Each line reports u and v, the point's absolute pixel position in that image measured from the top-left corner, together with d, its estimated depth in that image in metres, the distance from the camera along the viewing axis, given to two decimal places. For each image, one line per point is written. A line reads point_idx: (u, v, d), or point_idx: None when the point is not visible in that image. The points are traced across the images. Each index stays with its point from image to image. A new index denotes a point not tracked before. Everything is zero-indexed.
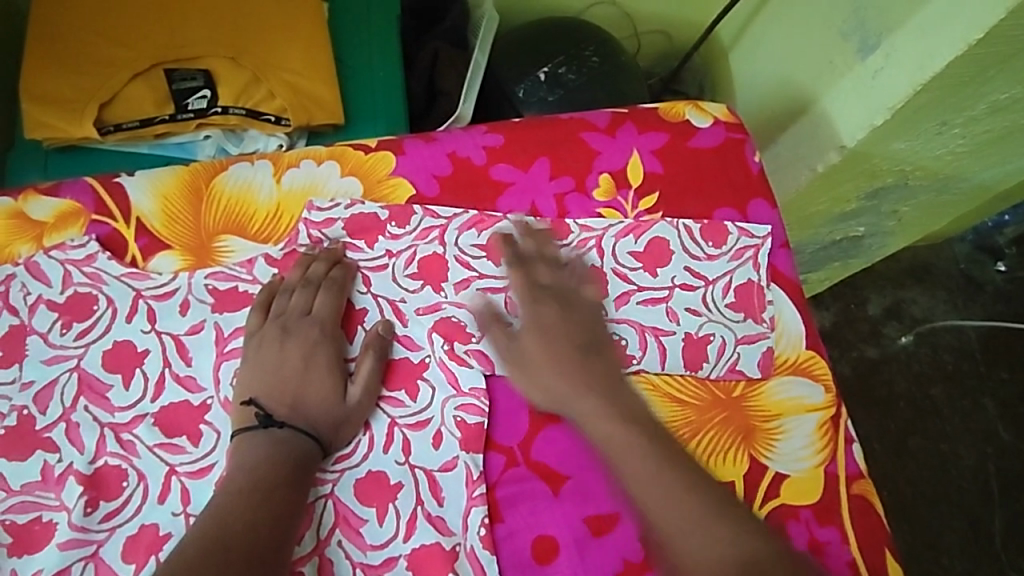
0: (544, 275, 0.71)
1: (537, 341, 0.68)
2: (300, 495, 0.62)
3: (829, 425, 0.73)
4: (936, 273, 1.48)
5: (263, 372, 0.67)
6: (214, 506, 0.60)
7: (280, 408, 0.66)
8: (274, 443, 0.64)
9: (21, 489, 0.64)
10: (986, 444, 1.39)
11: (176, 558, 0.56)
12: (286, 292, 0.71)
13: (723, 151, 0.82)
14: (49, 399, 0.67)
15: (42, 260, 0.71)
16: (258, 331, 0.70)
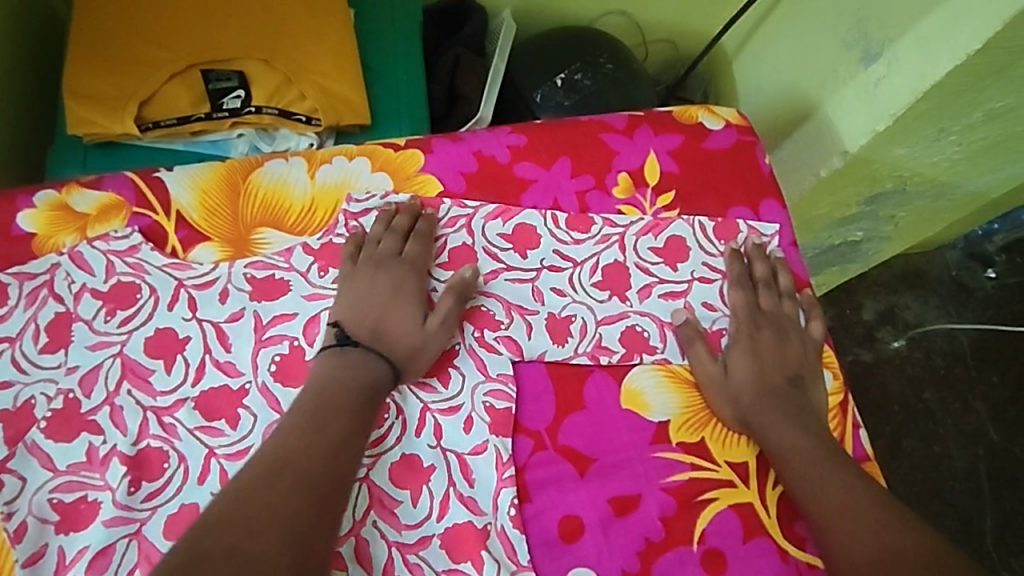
0: (765, 303, 0.79)
1: (750, 364, 0.75)
2: (363, 422, 0.65)
3: (837, 410, 0.77)
4: (928, 279, 1.53)
5: (353, 304, 0.72)
6: (281, 427, 0.63)
7: (362, 332, 0.70)
8: (347, 365, 0.68)
9: (67, 469, 0.65)
10: (977, 446, 1.43)
11: (236, 483, 0.58)
12: (378, 239, 0.76)
13: (735, 152, 0.86)
14: (93, 383, 0.68)
15: (87, 250, 0.73)
16: (348, 271, 0.74)
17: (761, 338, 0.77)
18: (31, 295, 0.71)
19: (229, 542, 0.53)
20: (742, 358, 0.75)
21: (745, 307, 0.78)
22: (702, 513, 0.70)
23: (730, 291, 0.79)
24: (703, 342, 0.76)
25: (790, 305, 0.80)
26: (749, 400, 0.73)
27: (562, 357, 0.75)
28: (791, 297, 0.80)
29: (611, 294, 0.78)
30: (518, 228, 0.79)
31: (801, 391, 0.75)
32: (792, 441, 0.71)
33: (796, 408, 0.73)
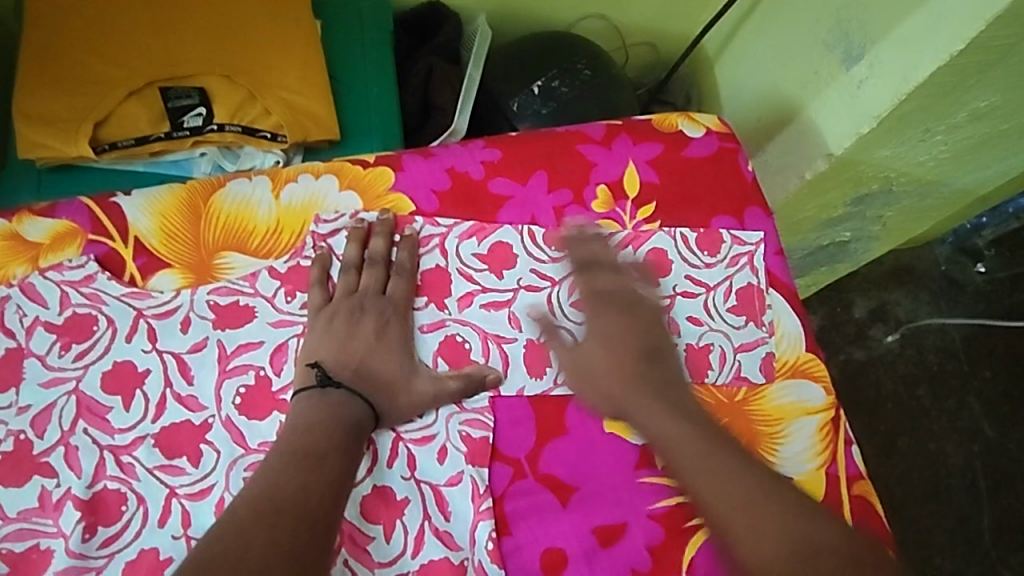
0: (603, 280, 0.73)
1: (563, 352, 0.71)
2: (349, 462, 0.63)
3: (829, 427, 0.74)
4: (918, 275, 1.51)
5: (332, 340, 0.69)
6: (265, 471, 0.61)
7: (345, 373, 0.68)
8: (333, 404, 0.65)
9: (18, 516, 0.62)
10: (972, 443, 1.41)
11: (228, 523, 0.56)
12: (356, 270, 0.73)
13: (717, 160, 0.83)
14: (46, 423, 0.65)
15: (39, 281, 0.70)
16: (326, 305, 0.71)
17: (596, 322, 0.71)
18: None
19: None
20: (596, 344, 0.71)
21: (600, 288, 0.73)
22: (690, 540, 0.67)
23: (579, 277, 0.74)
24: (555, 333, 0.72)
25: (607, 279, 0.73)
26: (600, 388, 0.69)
27: (541, 390, 0.72)
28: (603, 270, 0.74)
29: None
30: (493, 245, 0.77)
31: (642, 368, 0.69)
32: (655, 419, 0.66)
33: (658, 386, 0.68)
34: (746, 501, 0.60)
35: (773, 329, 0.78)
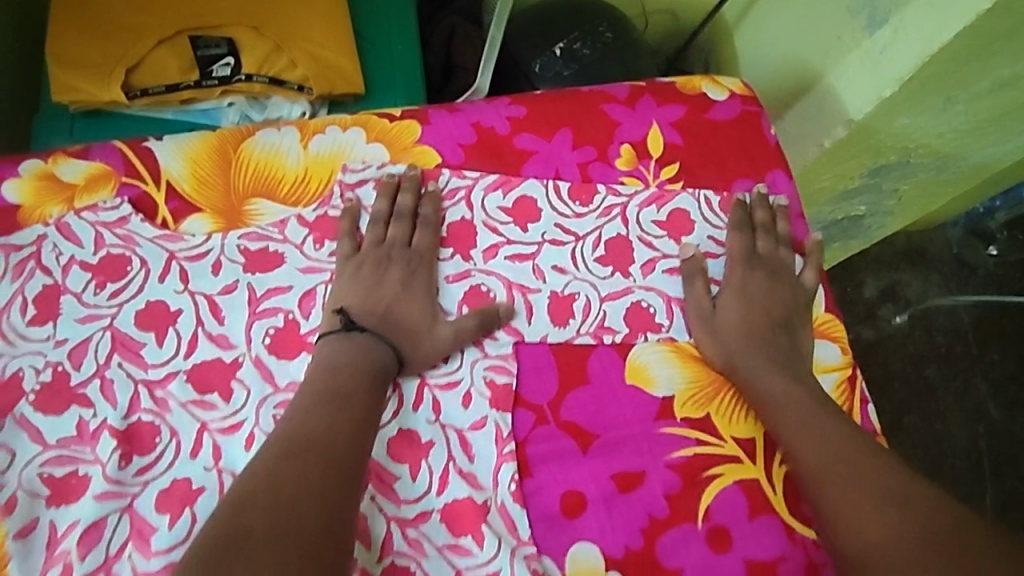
0: (761, 246, 0.78)
1: (737, 304, 0.75)
2: (373, 406, 0.64)
3: (846, 385, 0.75)
4: (930, 257, 1.50)
5: (359, 288, 0.71)
6: (293, 411, 0.63)
7: (370, 319, 0.70)
8: (362, 348, 0.67)
9: (58, 443, 0.64)
10: (978, 423, 1.42)
11: (258, 465, 0.58)
12: (383, 223, 0.75)
13: (741, 123, 0.84)
14: (83, 356, 0.67)
15: (74, 220, 0.71)
16: (354, 254, 0.73)
17: (749, 281, 0.76)
18: (17, 266, 0.69)
19: (262, 521, 0.53)
20: (732, 298, 0.75)
21: (741, 250, 0.78)
22: (706, 488, 0.69)
23: (730, 235, 0.78)
24: (703, 281, 0.76)
25: (785, 253, 0.79)
26: (728, 339, 0.74)
27: (563, 339, 0.73)
28: (787, 245, 0.79)
29: (613, 271, 0.76)
30: (518, 199, 0.78)
31: (785, 333, 0.75)
32: (775, 377, 0.71)
33: (785, 351, 0.73)
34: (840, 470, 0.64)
35: None
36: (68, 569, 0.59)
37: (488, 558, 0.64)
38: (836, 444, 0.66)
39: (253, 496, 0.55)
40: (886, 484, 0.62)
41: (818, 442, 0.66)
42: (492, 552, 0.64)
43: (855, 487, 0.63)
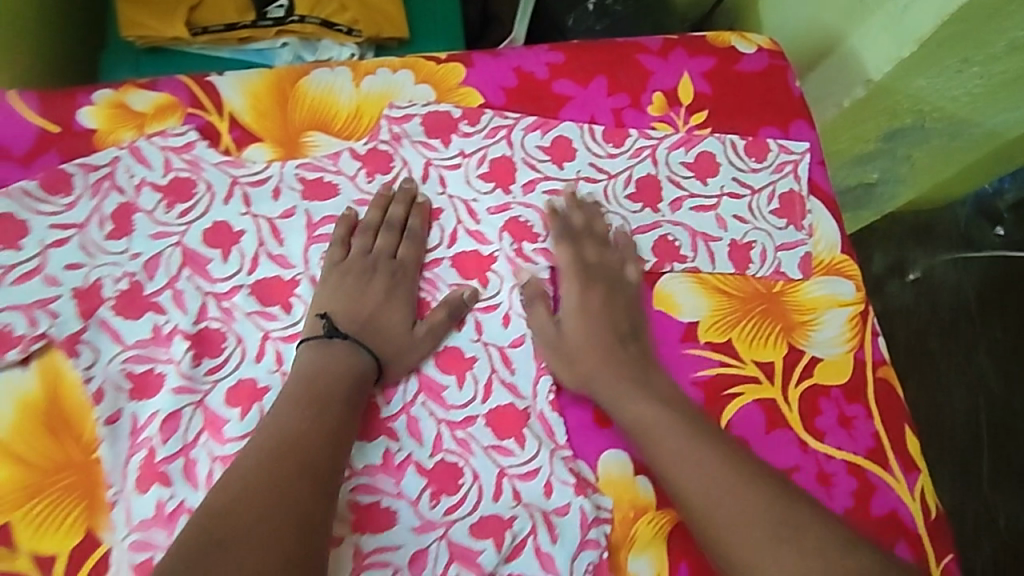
0: (589, 253, 0.77)
1: (581, 323, 0.75)
2: (348, 414, 0.67)
3: (858, 318, 0.81)
4: (937, 234, 1.55)
5: (343, 298, 0.73)
6: (274, 417, 0.65)
7: (352, 327, 0.72)
8: (347, 354, 0.70)
9: (135, 344, 0.70)
10: (979, 394, 1.48)
11: (237, 469, 0.61)
12: (372, 232, 0.76)
13: (767, 75, 0.88)
14: (156, 268, 0.73)
15: (145, 145, 0.76)
16: (341, 262, 0.75)
17: (590, 296, 0.76)
18: (94, 186, 0.75)
19: (246, 522, 0.57)
20: (575, 319, 0.75)
21: (570, 263, 0.77)
22: (727, 405, 0.76)
23: (557, 245, 0.78)
24: (545, 306, 0.75)
25: (613, 254, 0.78)
26: (574, 351, 0.74)
27: None
28: (612, 246, 0.78)
29: (643, 206, 0.81)
30: (555, 139, 0.83)
31: (633, 345, 0.75)
32: (639, 401, 0.71)
33: (634, 366, 0.73)
34: (736, 504, 0.65)
35: (812, 231, 0.84)
36: (152, 453, 0.66)
37: (529, 458, 0.70)
38: (735, 481, 0.66)
39: (230, 504, 0.58)
40: (779, 520, 0.64)
41: (706, 475, 0.66)
42: (532, 452, 0.70)
43: (747, 520, 0.64)
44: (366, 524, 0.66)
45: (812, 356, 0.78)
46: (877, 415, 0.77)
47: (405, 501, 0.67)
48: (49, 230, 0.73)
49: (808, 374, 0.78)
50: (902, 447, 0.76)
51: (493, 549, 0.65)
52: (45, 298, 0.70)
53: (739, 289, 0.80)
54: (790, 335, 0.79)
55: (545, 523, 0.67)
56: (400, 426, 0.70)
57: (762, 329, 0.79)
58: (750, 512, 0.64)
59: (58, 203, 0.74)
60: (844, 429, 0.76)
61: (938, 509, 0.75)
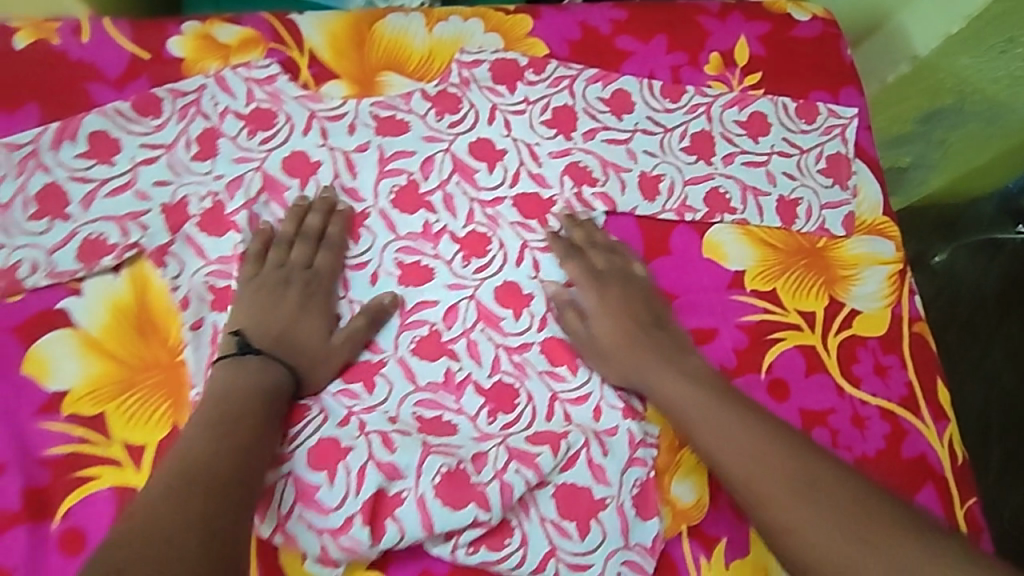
0: (598, 260, 0.78)
1: (606, 322, 0.75)
2: (264, 426, 0.65)
3: (897, 276, 0.85)
4: (962, 230, 1.45)
5: (258, 314, 0.71)
6: (181, 441, 0.63)
7: (265, 340, 0.70)
8: (254, 371, 0.67)
9: (218, 260, 0.75)
10: (990, 390, 1.41)
11: (142, 501, 0.58)
12: (286, 244, 0.75)
13: (821, 41, 0.91)
14: (236, 190, 0.77)
15: (231, 75, 0.80)
16: (255, 276, 0.73)
17: (608, 296, 0.77)
18: (182, 110, 0.79)
19: (147, 552, 0.53)
20: (602, 319, 0.76)
21: (583, 272, 0.77)
22: (769, 349, 0.80)
23: (563, 261, 0.78)
24: (575, 311, 0.76)
25: (621, 257, 0.79)
26: (608, 334, 0.75)
27: (651, 212, 0.82)
28: (619, 249, 0.79)
29: (697, 158, 0.85)
30: (615, 92, 0.86)
31: (660, 333, 0.76)
32: (674, 381, 0.72)
33: (666, 351, 0.74)
34: (778, 468, 0.66)
35: (856, 192, 0.87)
36: None
37: (580, 384, 0.75)
38: (773, 447, 0.67)
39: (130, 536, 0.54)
40: (822, 481, 0.66)
41: (739, 449, 0.68)
42: (583, 379, 0.75)
43: (789, 482, 0.66)
44: (430, 431, 0.70)
45: (852, 308, 0.82)
46: (911, 366, 0.82)
47: (465, 416, 0.72)
48: (139, 149, 0.77)
49: (847, 325, 0.82)
50: (933, 396, 0.81)
51: (550, 455, 0.69)
52: (137, 211, 0.75)
53: (784, 243, 0.84)
54: (831, 287, 0.83)
55: (598, 443, 0.71)
56: (461, 348, 0.74)
57: (805, 281, 0.83)
58: (790, 478, 0.66)
59: (148, 125, 0.78)
60: (878, 376, 0.80)
61: (964, 457, 0.80)
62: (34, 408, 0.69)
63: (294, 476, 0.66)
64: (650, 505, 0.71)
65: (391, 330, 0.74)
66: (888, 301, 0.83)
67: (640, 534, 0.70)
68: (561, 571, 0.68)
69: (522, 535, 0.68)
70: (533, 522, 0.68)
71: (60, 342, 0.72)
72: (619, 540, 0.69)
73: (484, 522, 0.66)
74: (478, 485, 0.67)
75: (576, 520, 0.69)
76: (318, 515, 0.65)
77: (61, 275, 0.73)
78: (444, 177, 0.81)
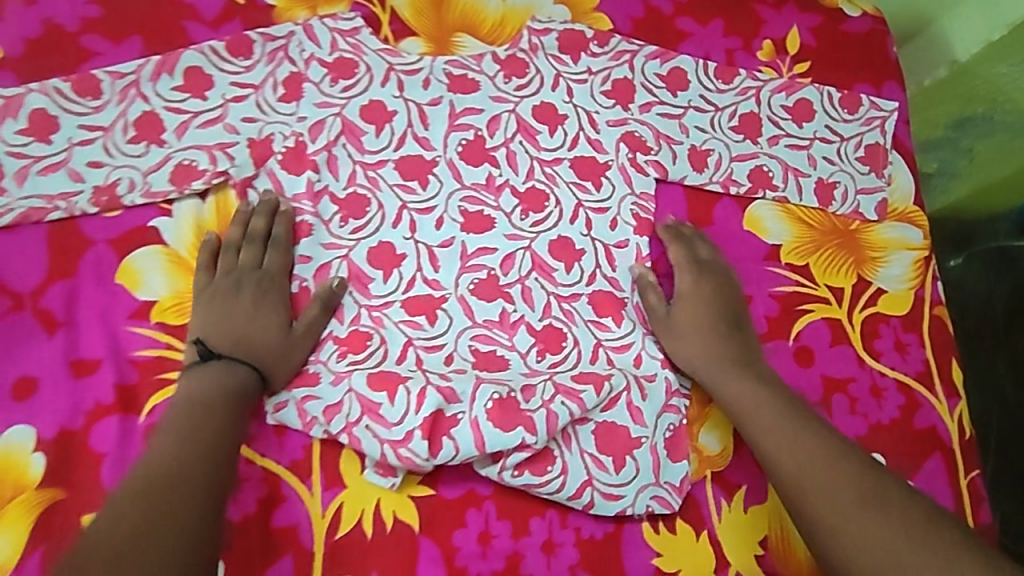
0: (701, 252, 0.84)
1: (691, 307, 0.81)
2: (227, 429, 0.67)
3: (922, 262, 0.91)
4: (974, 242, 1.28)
5: (214, 325, 0.73)
6: (148, 451, 0.65)
7: (224, 345, 0.72)
8: (217, 375, 0.70)
9: (293, 196, 0.80)
10: None
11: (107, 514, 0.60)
12: (233, 250, 0.77)
13: (868, 38, 0.98)
14: (319, 132, 0.82)
15: (318, 25, 0.86)
16: (208, 284, 0.76)
17: (700, 287, 0.82)
18: (271, 54, 0.84)
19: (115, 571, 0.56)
20: (687, 304, 0.81)
21: (686, 258, 0.83)
22: (798, 318, 0.86)
23: (671, 246, 0.84)
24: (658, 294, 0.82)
25: (719, 258, 0.85)
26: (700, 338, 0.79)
27: (699, 183, 0.88)
28: (713, 252, 0.85)
29: (745, 137, 0.90)
30: (673, 69, 0.91)
31: (739, 333, 0.81)
32: (738, 381, 0.78)
33: (743, 349, 0.80)
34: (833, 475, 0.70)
35: (890, 180, 0.93)
36: (305, 291, 0.78)
37: (622, 336, 0.81)
38: (827, 456, 0.71)
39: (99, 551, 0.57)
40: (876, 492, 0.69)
41: (795, 453, 0.72)
42: (627, 330, 0.81)
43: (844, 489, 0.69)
44: (484, 366, 0.77)
45: (878, 287, 0.88)
46: (929, 345, 0.88)
47: (516, 353, 0.78)
48: (229, 87, 0.83)
49: (873, 303, 0.88)
50: (947, 375, 0.87)
51: (594, 392, 0.75)
52: (225, 142, 0.81)
53: (819, 223, 0.90)
54: (860, 267, 0.89)
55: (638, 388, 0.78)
56: (516, 293, 0.80)
57: (836, 260, 0.89)
58: (845, 485, 0.69)
59: (239, 65, 0.83)
60: (898, 352, 0.86)
61: (972, 434, 0.86)
62: (127, 313, 0.76)
63: (356, 395, 0.74)
64: (681, 449, 0.78)
65: (453, 270, 0.80)
66: (910, 292, 0.89)
67: (670, 474, 0.77)
68: (596, 498, 0.75)
69: (564, 465, 0.74)
70: (573, 453, 0.75)
71: (152, 256, 0.78)
72: (651, 476, 0.76)
73: (530, 445, 0.73)
74: (528, 411, 0.73)
75: (612, 455, 0.76)
76: (384, 429, 0.72)
77: (154, 195, 0.79)
78: (508, 135, 0.86)
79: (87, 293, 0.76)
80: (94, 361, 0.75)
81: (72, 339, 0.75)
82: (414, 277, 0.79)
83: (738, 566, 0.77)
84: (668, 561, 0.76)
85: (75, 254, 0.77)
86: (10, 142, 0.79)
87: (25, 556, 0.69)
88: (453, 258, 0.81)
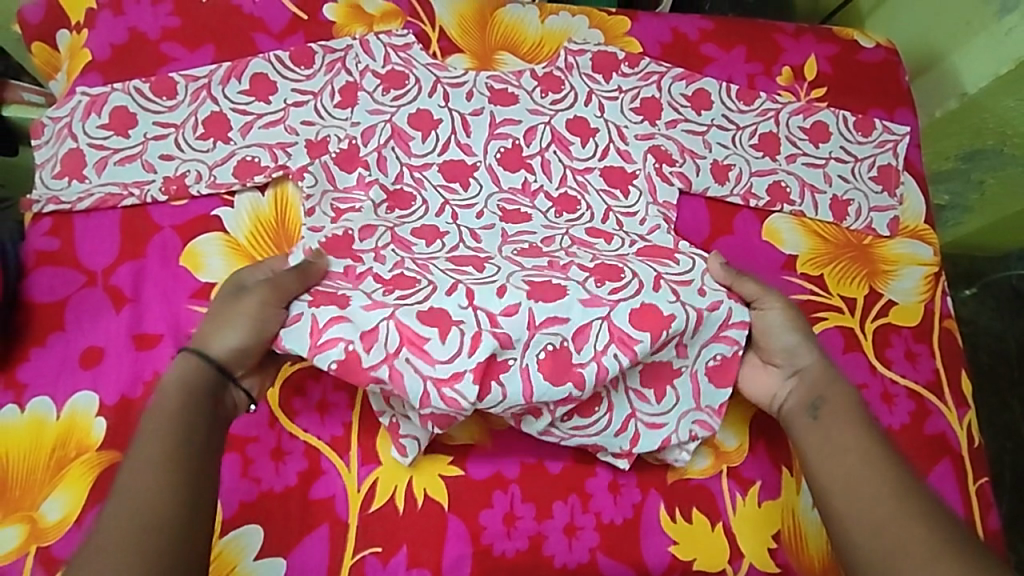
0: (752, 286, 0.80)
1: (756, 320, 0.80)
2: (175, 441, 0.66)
3: (931, 277, 0.95)
4: (988, 282, 1.43)
5: (214, 328, 0.73)
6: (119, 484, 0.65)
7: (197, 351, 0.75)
8: (165, 394, 0.69)
9: (344, 189, 0.86)
10: (1006, 439, 1.34)
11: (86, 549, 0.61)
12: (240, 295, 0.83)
13: (882, 67, 1.05)
14: (371, 136, 0.89)
15: (373, 40, 0.94)
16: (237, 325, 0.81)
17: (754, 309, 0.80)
18: (329, 64, 0.92)
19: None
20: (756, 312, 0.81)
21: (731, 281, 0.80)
22: (812, 327, 0.90)
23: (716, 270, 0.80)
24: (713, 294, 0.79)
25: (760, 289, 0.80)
26: (805, 354, 0.79)
27: (720, 194, 0.94)
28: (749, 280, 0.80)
29: (764, 154, 0.96)
30: (697, 90, 0.98)
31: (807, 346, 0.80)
32: (821, 387, 0.78)
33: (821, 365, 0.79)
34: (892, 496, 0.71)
35: (902, 200, 0.98)
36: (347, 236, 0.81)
37: (685, 270, 0.79)
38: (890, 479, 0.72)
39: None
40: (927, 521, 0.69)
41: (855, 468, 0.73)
42: (686, 267, 0.79)
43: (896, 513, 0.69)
44: (540, 296, 0.75)
45: (889, 299, 0.93)
46: (939, 356, 0.91)
47: (573, 282, 0.76)
48: (291, 92, 0.91)
49: (884, 313, 0.92)
50: (956, 385, 0.91)
51: (649, 343, 0.74)
52: (285, 142, 0.88)
53: (833, 237, 0.95)
54: (872, 280, 0.93)
55: (696, 319, 0.76)
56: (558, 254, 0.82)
57: (849, 272, 0.93)
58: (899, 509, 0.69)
59: (300, 74, 0.91)
60: (908, 360, 0.90)
61: (981, 442, 0.90)
62: (188, 292, 0.82)
63: (396, 322, 0.71)
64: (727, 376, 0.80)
65: (495, 242, 0.84)
66: (921, 305, 0.93)
67: (713, 399, 0.80)
68: (639, 429, 0.79)
69: (609, 404, 0.78)
70: (619, 393, 0.79)
71: (213, 243, 0.85)
72: (692, 403, 0.80)
73: (577, 398, 0.74)
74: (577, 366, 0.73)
75: (655, 387, 0.80)
76: (426, 364, 0.70)
77: (219, 186, 0.86)
78: (543, 145, 0.92)
79: (153, 273, 0.83)
80: (156, 335, 0.80)
81: (136, 314, 0.81)
82: (456, 245, 0.82)
83: (751, 558, 0.80)
84: (684, 550, 0.80)
85: (144, 237, 0.84)
86: (92, 135, 0.87)
87: (86, 510, 0.73)
88: (494, 236, 0.85)
